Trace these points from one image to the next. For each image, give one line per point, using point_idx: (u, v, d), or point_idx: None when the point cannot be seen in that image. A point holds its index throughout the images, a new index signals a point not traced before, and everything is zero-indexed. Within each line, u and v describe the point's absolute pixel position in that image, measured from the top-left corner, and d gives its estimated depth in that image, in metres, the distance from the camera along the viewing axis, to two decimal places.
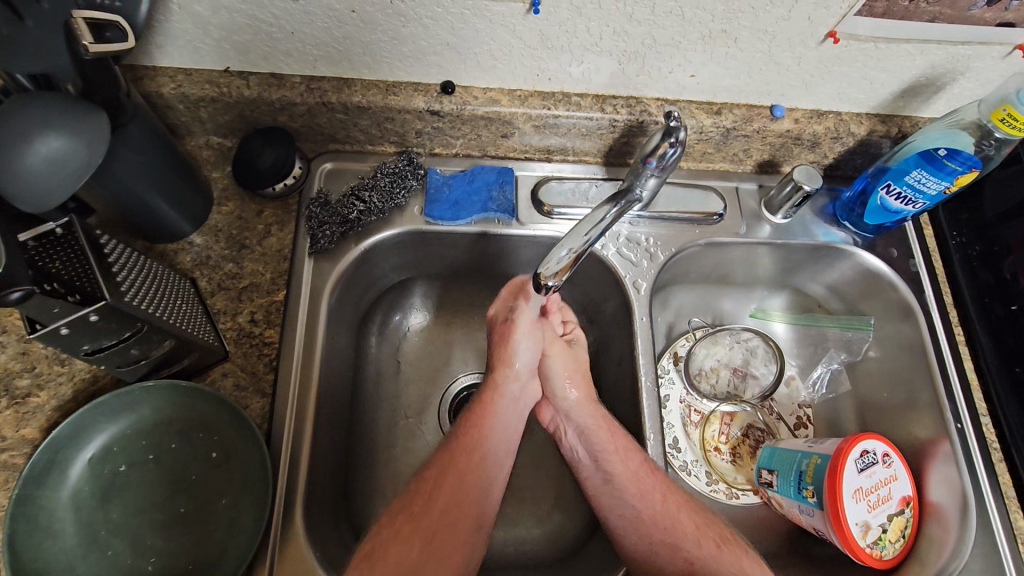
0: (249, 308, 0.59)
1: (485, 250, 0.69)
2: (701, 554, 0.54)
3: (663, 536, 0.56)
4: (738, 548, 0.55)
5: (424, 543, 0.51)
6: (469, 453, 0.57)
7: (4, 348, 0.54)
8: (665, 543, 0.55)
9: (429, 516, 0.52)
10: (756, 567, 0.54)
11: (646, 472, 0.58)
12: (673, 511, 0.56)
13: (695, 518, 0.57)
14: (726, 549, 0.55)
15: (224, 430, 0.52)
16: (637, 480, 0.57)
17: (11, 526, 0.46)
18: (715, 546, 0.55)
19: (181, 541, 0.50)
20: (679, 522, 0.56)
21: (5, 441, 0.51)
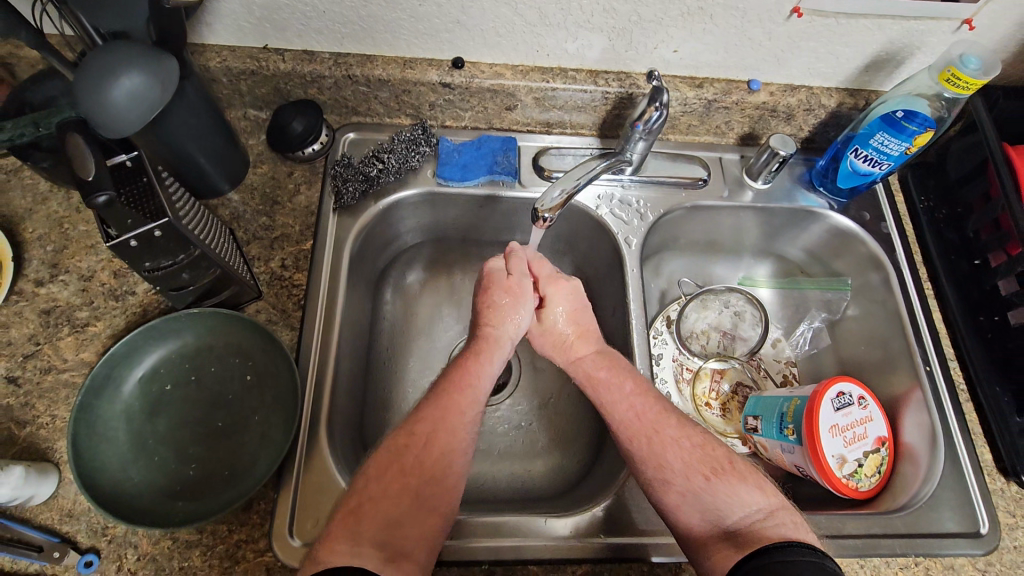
0: (280, 256, 0.66)
1: (490, 212, 0.76)
2: (691, 486, 0.55)
3: (655, 473, 0.57)
4: (731, 477, 0.55)
5: (411, 499, 0.52)
6: (443, 428, 0.57)
7: (67, 285, 0.61)
8: (658, 480, 0.56)
9: (422, 457, 0.55)
10: (754, 494, 0.54)
11: (636, 418, 0.60)
12: (661, 454, 0.57)
13: (685, 454, 0.57)
14: (716, 480, 0.55)
15: (258, 355, 0.59)
16: (626, 428, 0.60)
17: (73, 428, 0.52)
18: (704, 479, 0.55)
19: (220, 452, 0.56)
20: (668, 460, 0.57)
21: (67, 362, 0.58)
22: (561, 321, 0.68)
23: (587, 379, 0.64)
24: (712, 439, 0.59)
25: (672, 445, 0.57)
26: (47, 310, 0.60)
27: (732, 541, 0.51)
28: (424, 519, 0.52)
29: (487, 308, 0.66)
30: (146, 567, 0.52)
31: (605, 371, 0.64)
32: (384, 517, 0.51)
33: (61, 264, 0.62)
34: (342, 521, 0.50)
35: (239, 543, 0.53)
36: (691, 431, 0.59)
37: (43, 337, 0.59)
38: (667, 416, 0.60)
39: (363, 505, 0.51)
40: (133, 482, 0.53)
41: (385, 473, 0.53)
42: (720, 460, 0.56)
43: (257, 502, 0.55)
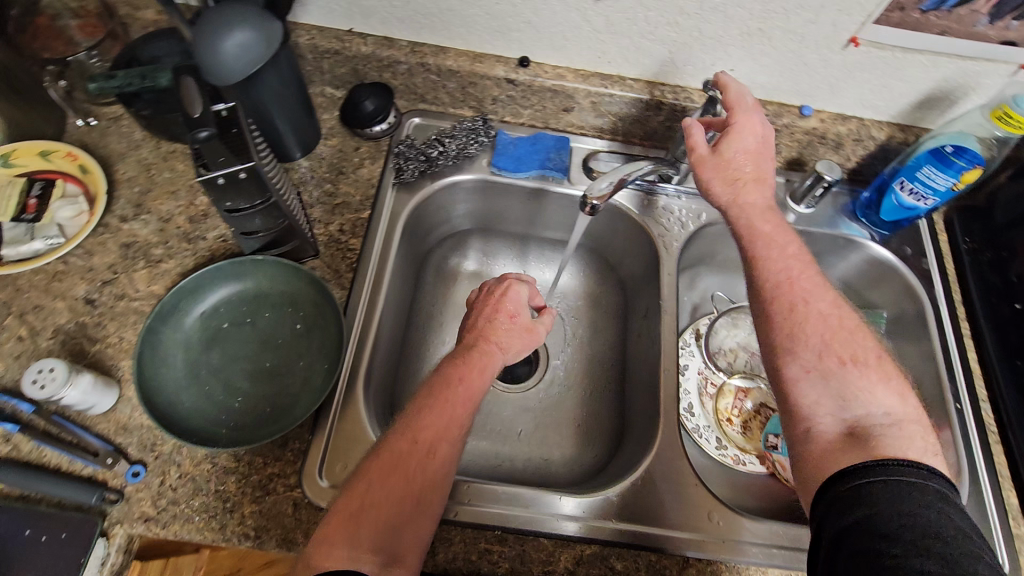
0: (339, 221, 0.70)
1: (537, 205, 0.80)
2: (823, 366, 0.54)
3: (787, 339, 0.57)
4: (873, 373, 0.54)
5: (413, 504, 0.50)
6: (440, 431, 0.54)
7: (146, 224, 0.67)
8: (786, 348, 0.56)
9: (425, 465, 0.52)
10: (888, 399, 0.53)
11: (787, 281, 0.59)
12: (803, 323, 0.56)
13: (831, 333, 0.56)
14: (850, 367, 0.54)
15: (310, 308, 0.63)
16: (778, 285, 0.59)
17: (140, 347, 0.57)
18: (840, 364, 0.54)
19: (264, 392, 0.60)
20: (810, 332, 0.56)
21: (139, 292, 0.63)
22: (742, 156, 0.63)
23: (746, 233, 0.62)
24: (865, 333, 0.57)
25: (821, 321, 0.56)
26: (127, 244, 0.66)
27: (845, 430, 0.51)
28: (420, 524, 0.50)
29: (500, 332, 0.63)
30: (186, 487, 0.55)
31: (769, 227, 0.62)
32: (387, 520, 0.49)
33: (144, 205, 0.68)
34: (341, 521, 0.48)
35: (272, 476, 0.57)
36: (845, 314, 0.57)
37: (120, 268, 0.64)
38: (826, 295, 0.58)
39: (364, 507, 0.49)
40: (185, 405, 0.57)
41: (385, 474, 0.50)
42: (870, 353, 0.55)
43: (292, 441, 0.58)
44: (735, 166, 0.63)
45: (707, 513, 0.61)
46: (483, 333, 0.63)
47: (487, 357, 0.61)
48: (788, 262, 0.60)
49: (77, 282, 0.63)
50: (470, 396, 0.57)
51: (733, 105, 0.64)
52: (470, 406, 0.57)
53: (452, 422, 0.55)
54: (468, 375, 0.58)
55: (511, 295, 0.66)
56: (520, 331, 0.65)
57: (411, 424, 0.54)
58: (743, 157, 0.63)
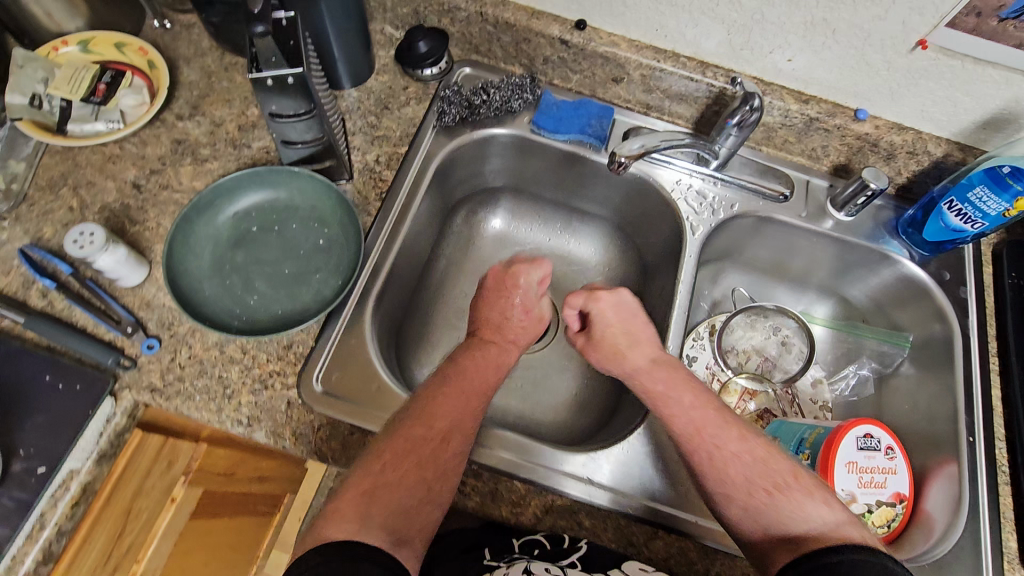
0: (376, 152, 0.73)
1: (572, 171, 0.80)
2: (753, 502, 0.54)
3: (719, 488, 0.55)
4: (797, 494, 0.53)
5: (422, 493, 0.53)
6: (453, 421, 0.56)
7: (199, 125, 0.71)
8: (720, 492, 0.55)
9: (439, 453, 0.54)
10: (816, 512, 0.52)
11: (696, 432, 0.58)
12: (722, 453, 0.56)
13: (749, 466, 0.55)
14: (776, 495, 0.54)
15: (334, 225, 0.66)
16: (687, 439, 0.57)
17: (174, 232, 0.60)
18: (767, 494, 0.54)
19: (279, 293, 0.63)
20: (731, 471, 0.55)
21: (182, 186, 0.67)
22: (604, 327, 0.67)
23: (657, 397, 0.61)
24: (777, 454, 0.57)
25: (734, 457, 0.56)
26: (179, 141, 0.70)
27: (783, 545, 0.52)
28: (427, 508, 0.53)
29: (515, 328, 0.66)
30: (194, 367, 0.59)
31: (662, 386, 0.61)
32: (398, 507, 0.52)
33: (200, 107, 0.72)
34: (354, 500, 0.51)
35: (273, 373, 0.59)
36: (752, 446, 0.57)
37: (169, 161, 0.69)
38: (732, 429, 0.58)
39: (378, 487, 0.52)
40: (204, 294, 0.61)
41: (400, 460, 0.53)
42: (778, 468, 0.55)
43: (297, 345, 0.61)
44: (607, 340, 0.66)
45: (687, 488, 0.60)
46: (494, 324, 0.66)
47: (503, 353, 0.64)
48: (696, 412, 0.59)
49: (129, 167, 0.68)
50: (484, 385, 0.60)
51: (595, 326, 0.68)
52: (483, 394, 0.60)
53: (469, 405, 0.58)
54: (478, 370, 0.61)
55: (521, 283, 0.68)
56: (522, 334, 0.67)
57: (430, 406, 0.57)
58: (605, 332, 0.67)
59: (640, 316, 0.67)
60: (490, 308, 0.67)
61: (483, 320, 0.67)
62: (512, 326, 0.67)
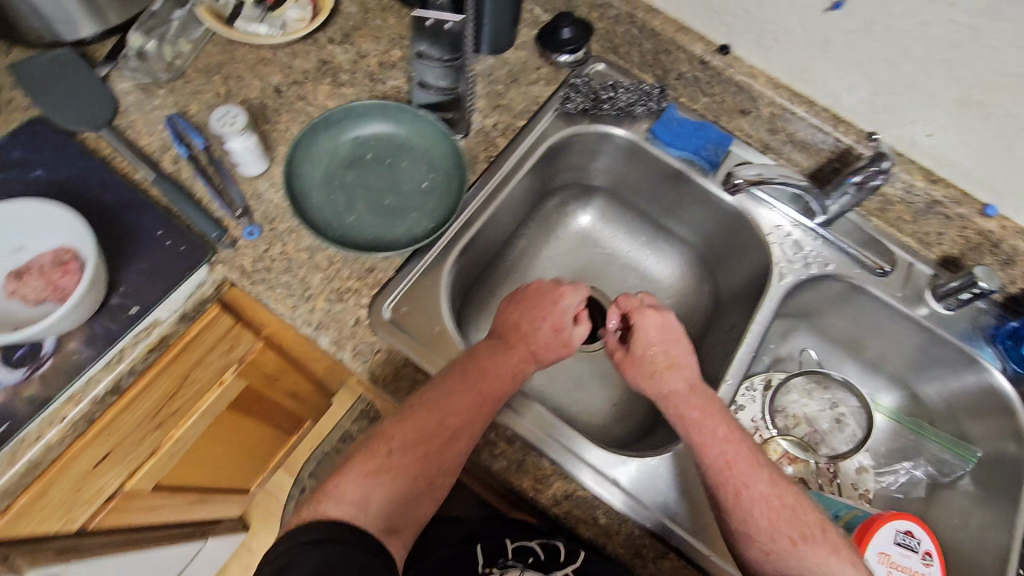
0: (496, 118, 0.75)
1: (673, 188, 0.80)
2: (776, 547, 0.52)
3: (739, 525, 0.54)
4: (821, 547, 0.52)
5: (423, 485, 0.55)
6: (467, 419, 0.55)
7: (346, 53, 0.76)
8: (740, 530, 0.53)
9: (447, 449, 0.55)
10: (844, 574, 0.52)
11: (725, 466, 0.55)
12: (749, 495, 0.54)
13: (775, 510, 0.54)
14: (802, 545, 0.52)
15: (440, 172, 0.69)
16: (716, 473, 0.55)
17: (300, 138, 0.65)
18: (791, 543, 0.53)
19: (374, 219, 0.66)
20: (757, 514, 0.53)
21: (316, 101, 0.72)
22: (647, 347, 0.63)
23: (692, 424, 0.58)
24: (805, 502, 0.55)
25: (762, 499, 0.54)
26: (324, 62, 0.75)
27: None
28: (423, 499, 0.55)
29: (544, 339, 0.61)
30: (282, 262, 0.62)
31: (697, 413, 0.58)
32: (397, 493, 0.54)
33: (351, 37, 0.77)
34: (359, 477, 0.53)
35: (350, 290, 0.62)
36: (784, 490, 0.55)
37: (312, 77, 0.74)
38: (764, 472, 0.56)
39: (382, 472, 0.54)
40: (310, 200, 0.65)
41: (407, 449, 0.55)
42: (804, 517, 0.54)
43: (377, 271, 0.64)
44: (647, 359, 0.62)
45: (710, 522, 0.58)
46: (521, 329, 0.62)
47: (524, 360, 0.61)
48: (728, 447, 0.56)
49: (276, 72, 0.73)
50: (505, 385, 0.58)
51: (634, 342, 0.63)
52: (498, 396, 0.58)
53: (481, 403, 0.56)
54: (496, 368, 0.59)
55: (561, 296, 0.63)
56: (558, 344, 0.62)
57: (441, 398, 0.56)
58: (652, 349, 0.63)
59: (681, 337, 0.63)
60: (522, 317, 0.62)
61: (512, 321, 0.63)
62: (552, 317, 0.62)
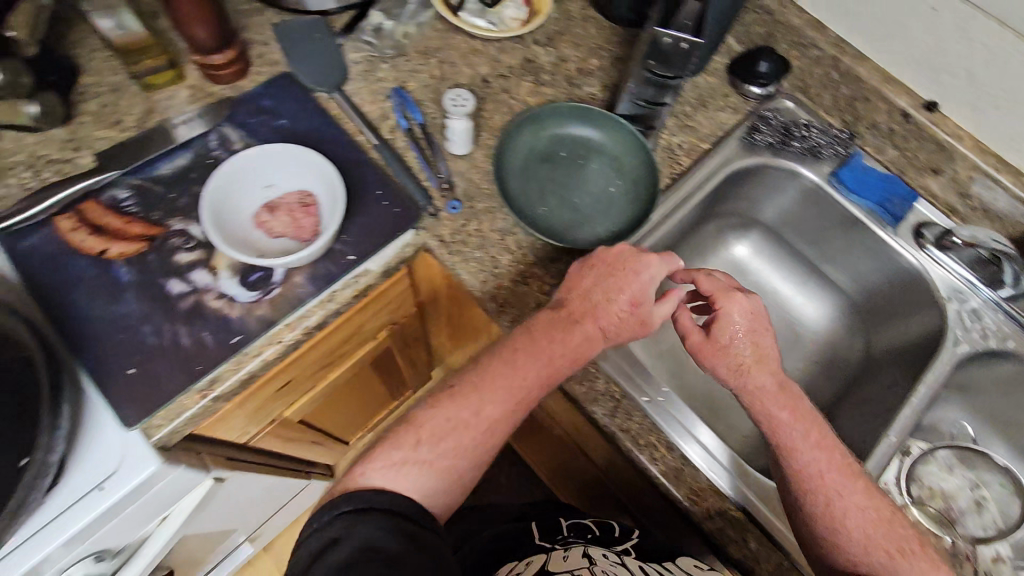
0: (681, 137, 0.78)
1: (843, 234, 0.79)
2: (868, 556, 0.52)
3: (827, 531, 0.53)
4: (920, 560, 0.52)
5: (465, 464, 0.56)
6: (527, 391, 0.57)
7: (549, 55, 0.80)
8: (827, 535, 0.53)
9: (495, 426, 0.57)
10: None
11: (822, 473, 0.54)
12: (846, 506, 0.53)
13: (869, 520, 0.53)
14: (899, 557, 0.52)
15: (627, 180, 0.72)
16: (807, 480, 0.54)
17: (508, 130, 0.71)
18: (887, 555, 0.52)
19: (562, 215, 0.70)
20: (851, 523, 0.53)
21: (518, 96, 0.77)
22: (739, 337, 0.59)
23: (780, 419, 0.56)
24: (900, 514, 0.54)
25: (856, 508, 0.53)
26: (528, 61, 0.79)
27: None
28: (465, 467, 0.56)
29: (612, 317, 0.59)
30: (477, 239, 0.67)
31: (787, 413, 0.56)
32: (433, 473, 0.54)
33: (554, 41, 0.81)
34: (400, 457, 0.54)
35: (536, 276, 0.66)
36: (881, 503, 0.54)
37: (516, 72, 0.78)
38: (855, 480, 0.54)
39: (411, 463, 0.54)
40: (509, 186, 0.70)
41: (438, 438, 0.55)
42: (898, 529, 0.53)
43: (560, 263, 0.67)
44: (733, 350, 0.58)
45: None
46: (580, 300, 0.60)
47: (585, 344, 0.58)
48: (819, 454, 0.55)
49: (485, 63, 0.78)
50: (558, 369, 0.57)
51: (718, 333, 0.59)
52: (534, 386, 0.57)
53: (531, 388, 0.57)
54: (552, 346, 0.57)
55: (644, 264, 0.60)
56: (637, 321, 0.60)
57: (475, 388, 0.57)
58: (738, 337, 0.58)
59: (769, 329, 0.60)
60: (591, 286, 0.60)
61: (576, 290, 0.60)
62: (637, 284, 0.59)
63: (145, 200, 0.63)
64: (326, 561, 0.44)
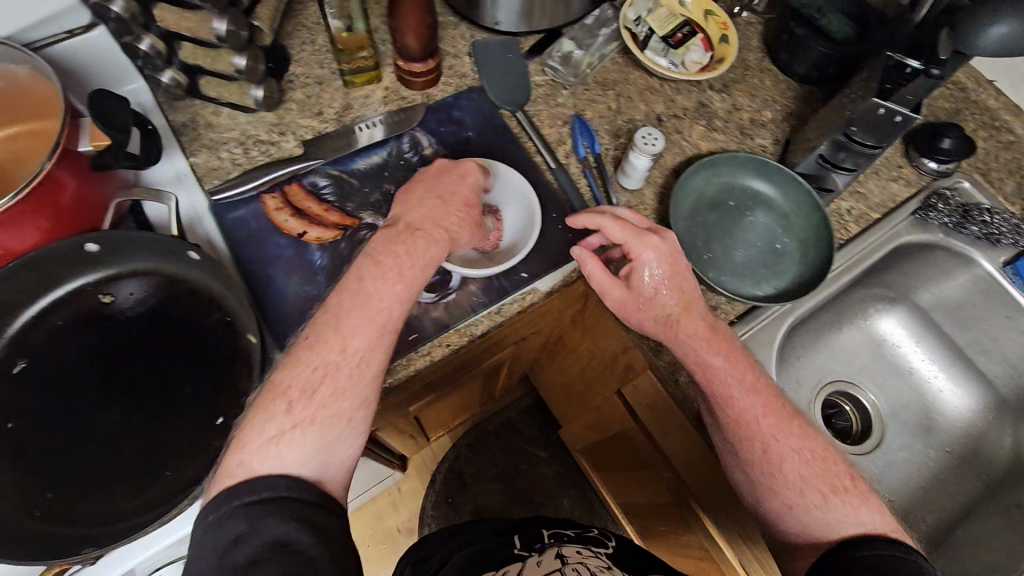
0: (850, 203, 0.76)
1: (1007, 326, 0.79)
2: (803, 499, 0.56)
3: (764, 478, 0.58)
4: (852, 498, 0.55)
5: (336, 429, 0.50)
6: (385, 304, 0.54)
7: (723, 101, 0.81)
8: (767, 484, 0.57)
9: (371, 355, 0.53)
10: (855, 510, 0.54)
11: (758, 419, 0.58)
12: (763, 434, 0.58)
13: (805, 466, 0.57)
14: (837, 495, 0.56)
15: (795, 239, 0.71)
16: (748, 425, 0.58)
17: (687, 174, 0.72)
18: (823, 496, 0.56)
19: (727, 263, 0.70)
20: (785, 464, 0.57)
21: (690, 138, 0.77)
22: (653, 281, 0.62)
23: (745, 396, 0.59)
24: (835, 454, 0.59)
25: (791, 452, 0.57)
26: (702, 103, 0.80)
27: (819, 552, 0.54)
28: (333, 444, 0.49)
29: (453, 218, 0.60)
30: None
31: (720, 360, 0.60)
32: (312, 449, 0.48)
33: (730, 88, 0.82)
34: (257, 445, 0.47)
35: None
36: (813, 443, 0.58)
37: (690, 114, 0.79)
38: (790, 426, 0.59)
39: (292, 429, 0.48)
40: (679, 226, 0.70)
41: (315, 384, 0.50)
42: (836, 472, 0.57)
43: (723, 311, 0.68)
44: (655, 301, 0.62)
45: None
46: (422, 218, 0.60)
47: (434, 244, 0.58)
48: (754, 399, 0.59)
49: (660, 101, 0.79)
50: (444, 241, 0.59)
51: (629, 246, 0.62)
52: (395, 313, 0.55)
53: (401, 284, 0.56)
54: (414, 252, 0.57)
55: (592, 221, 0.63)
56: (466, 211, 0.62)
57: (349, 313, 0.53)
58: (654, 284, 0.62)
59: (686, 266, 0.63)
60: (417, 207, 0.60)
61: (438, 226, 0.59)
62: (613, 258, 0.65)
63: (340, 189, 0.67)
64: (230, 561, 0.40)
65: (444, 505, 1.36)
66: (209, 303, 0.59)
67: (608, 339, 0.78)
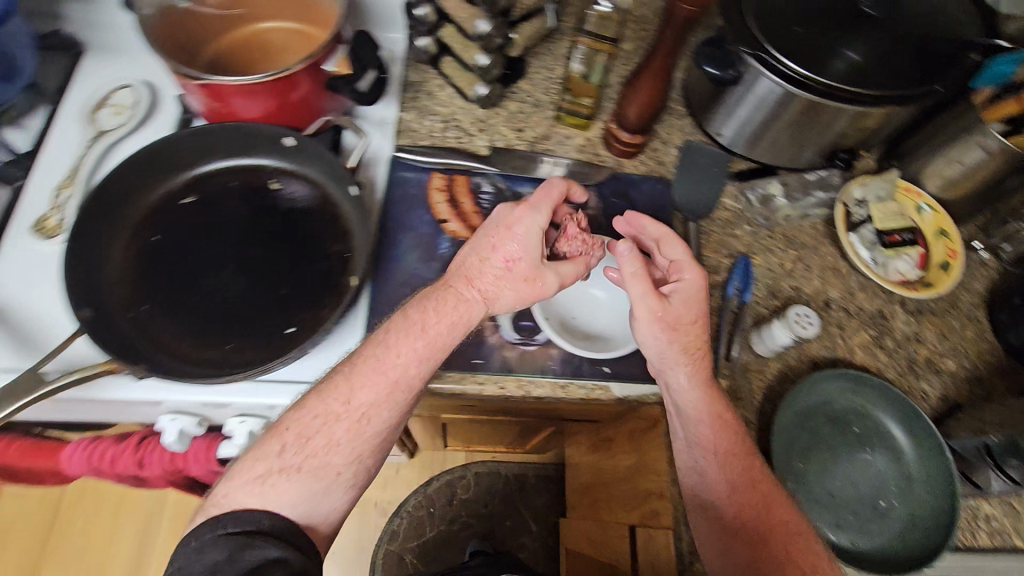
0: (994, 512, 0.63)
1: None
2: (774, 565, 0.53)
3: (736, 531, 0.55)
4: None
5: (326, 482, 0.50)
6: (406, 370, 0.53)
7: (907, 325, 0.71)
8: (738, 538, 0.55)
9: (351, 430, 0.51)
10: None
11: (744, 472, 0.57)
12: (749, 490, 0.56)
13: (782, 533, 0.54)
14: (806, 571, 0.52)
15: (904, 507, 0.60)
16: (732, 472, 0.56)
17: (818, 376, 0.63)
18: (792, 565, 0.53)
19: (813, 486, 0.62)
20: (760, 525, 0.55)
21: (849, 340, 0.69)
22: (685, 299, 0.58)
23: (732, 447, 0.57)
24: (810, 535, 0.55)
25: (772, 515, 0.55)
26: (882, 314, 0.71)
27: None
28: (324, 492, 0.50)
29: (487, 277, 0.57)
30: None
31: (726, 414, 0.58)
32: (297, 496, 0.48)
33: (924, 316, 0.72)
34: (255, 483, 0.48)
35: None
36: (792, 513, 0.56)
37: (863, 316, 0.71)
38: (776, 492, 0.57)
39: (282, 471, 0.49)
40: (782, 422, 0.62)
41: (312, 432, 0.50)
42: (814, 548, 0.54)
43: None
44: (677, 322, 0.58)
45: None
46: (466, 274, 0.57)
47: (467, 307, 0.56)
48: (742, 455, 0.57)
49: (839, 288, 0.72)
50: (473, 313, 0.56)
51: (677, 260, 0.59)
52: (415, 371, 0.53)
53: (422, 353, 0.53)
54: (442, 317, 0.55)
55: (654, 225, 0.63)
56: (503, 274, 0.57)
57: (365, 362, 0.53)
58: (687, 306, 0.58)
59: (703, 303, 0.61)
60: (466, 270, 0.57)
61: (474, 283, 0.57)
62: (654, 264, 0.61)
63: (497, 202, 0.70)
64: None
65: (422, 510, 1.34)
66: (338, 234, 0.64)
67: (652, 479, 0.68)
